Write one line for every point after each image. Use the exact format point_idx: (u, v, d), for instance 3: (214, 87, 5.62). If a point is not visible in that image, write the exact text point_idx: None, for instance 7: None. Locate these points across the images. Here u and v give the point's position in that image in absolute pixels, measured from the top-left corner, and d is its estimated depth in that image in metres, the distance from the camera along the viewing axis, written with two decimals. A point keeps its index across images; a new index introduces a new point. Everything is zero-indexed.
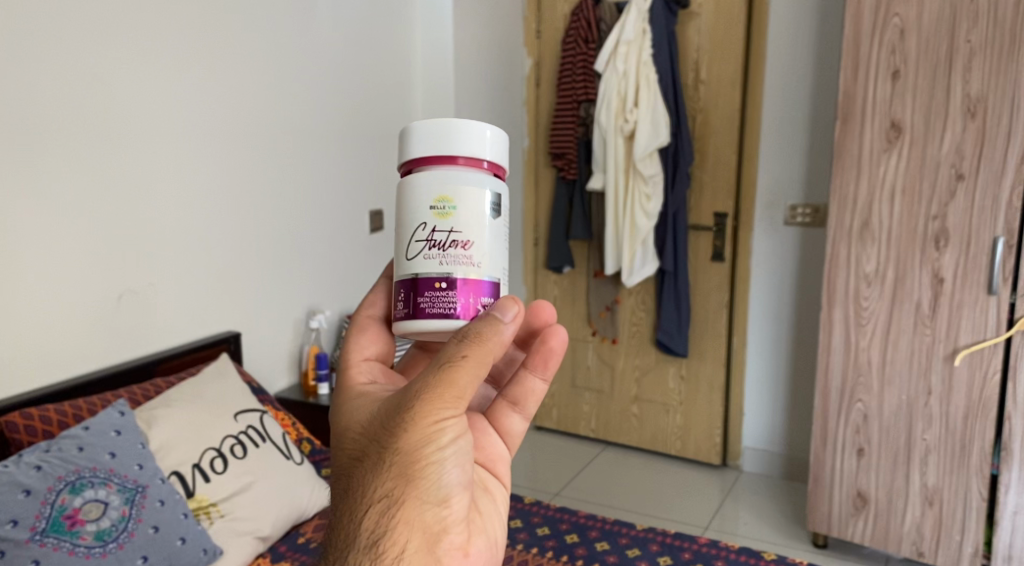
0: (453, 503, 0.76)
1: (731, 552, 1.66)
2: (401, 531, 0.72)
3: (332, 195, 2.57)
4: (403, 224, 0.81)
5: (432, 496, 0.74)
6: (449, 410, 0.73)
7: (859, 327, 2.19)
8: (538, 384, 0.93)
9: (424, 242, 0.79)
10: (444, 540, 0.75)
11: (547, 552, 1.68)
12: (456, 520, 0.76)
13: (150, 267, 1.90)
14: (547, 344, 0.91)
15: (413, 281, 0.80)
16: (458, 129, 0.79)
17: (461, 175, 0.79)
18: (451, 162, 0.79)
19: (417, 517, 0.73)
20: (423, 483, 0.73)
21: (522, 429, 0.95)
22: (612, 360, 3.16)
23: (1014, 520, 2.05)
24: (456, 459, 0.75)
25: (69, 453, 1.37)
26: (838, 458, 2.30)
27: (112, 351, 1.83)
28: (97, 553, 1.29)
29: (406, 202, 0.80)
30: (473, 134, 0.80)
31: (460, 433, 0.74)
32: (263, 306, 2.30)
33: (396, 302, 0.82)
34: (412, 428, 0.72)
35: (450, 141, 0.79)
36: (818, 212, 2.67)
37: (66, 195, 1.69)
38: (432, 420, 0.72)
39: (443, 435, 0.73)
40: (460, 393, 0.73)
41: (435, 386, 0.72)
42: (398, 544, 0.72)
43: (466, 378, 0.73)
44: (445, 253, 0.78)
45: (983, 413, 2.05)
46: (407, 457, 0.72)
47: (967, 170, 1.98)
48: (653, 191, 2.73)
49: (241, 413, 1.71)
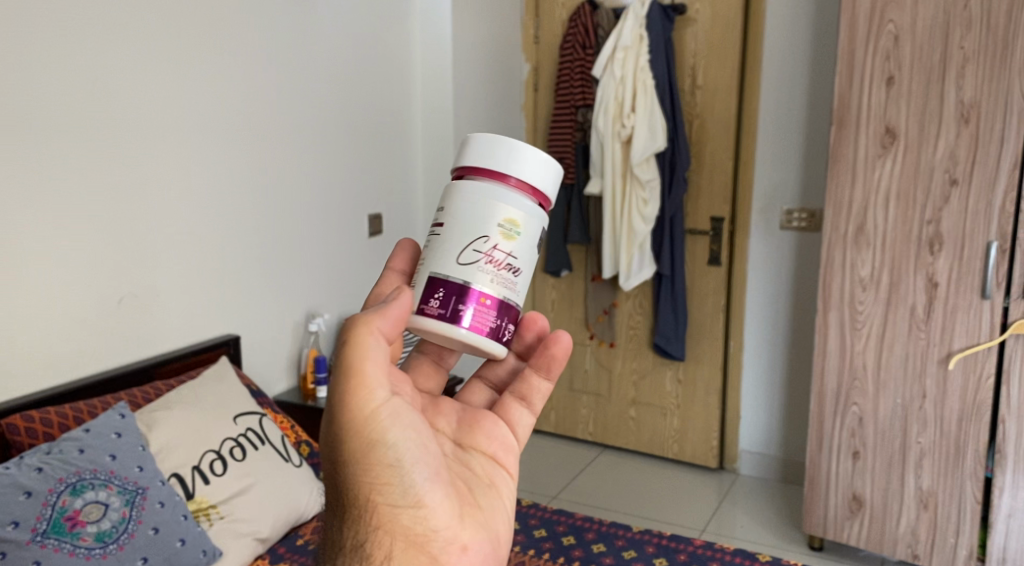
0: (428, 499, 0.76)
1: (726, 554, 1.67)
2: (379, 538, 0.74)
3: (332, 199, 2.59)
4: (459, 230, 0.80)
5: (401, 497, 0.74)
6: (376, 406, 0.73)
7: (855, 331, 2.21)
8: (544, 382, 0.93)
9: (481, 254, 0.80)
10: (431, 540, 0.75)
11: (544, 554, 1.69)
12: (439, 519, 0.76)
13: (150, 271, 1.92)
14: (551, 348, 0.93)
15: (456, 286, 0.79)
16: (524, 153, 0.82)
17: (516, 197, 0.81)
18: (505, 182, 0.81)
19: (393, 521, 0.74)
20: (387, 490, 0.73)
21: (530, 424, 0.94)
22: (609, 364, 3.18)
23: (1007, 523, 2.07)
24: (409, 454, 0.74)
25: (70, 454, 1.39)
26: (834, 462, 2.31)
27: (112, 354, 1.84)
28: (97, 554, 1.30)
29: (465, 210, 0.81)
30: (536, 162, 0.82)
31: (399, 426, 0.74)
32: (262, 310, 2.31)
33: (431, 299, 0.80)
34: (346, 436, 0.72)
35: (514, 162, 0.81)
36: (815, 216, 2.69)
37: (66, 198, 1.70)
38: (363, 422, 0.72)
39: (382, 432, 0.73)
40: (375, 387, 0.72)
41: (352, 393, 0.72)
42: (382, 548, 0.74)
43: (374, 370, 0.72)
44: (499, 273, 0.80)
45: (976, 416, 2.07)
46: (358, 465, 0.73)
47: (961, 176, 2.00)
48: (650, 195, 2.75)
49: (241, 416, 1.73)
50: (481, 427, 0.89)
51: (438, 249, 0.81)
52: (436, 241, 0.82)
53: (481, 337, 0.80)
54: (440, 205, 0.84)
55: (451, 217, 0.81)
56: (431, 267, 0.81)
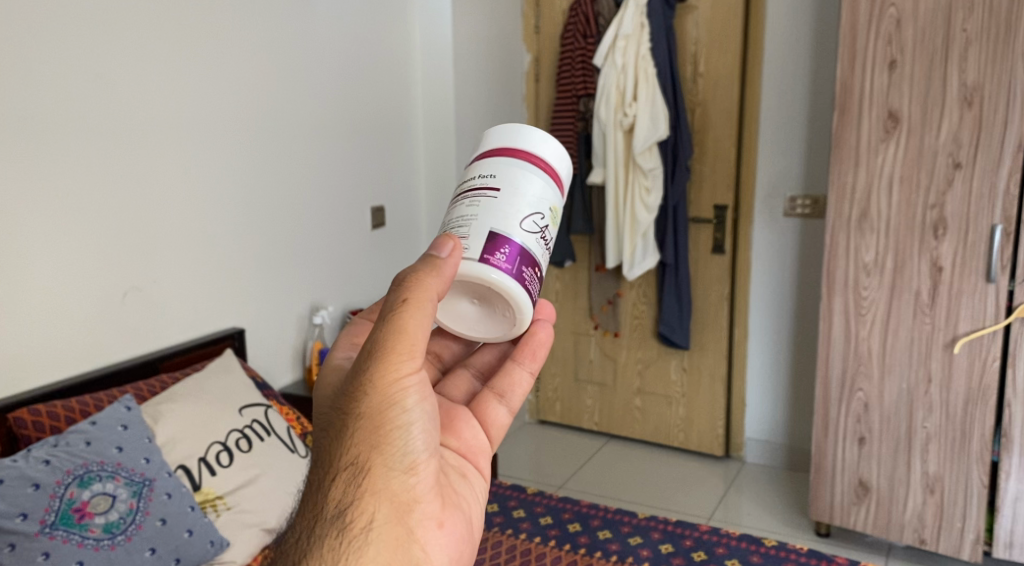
0: (421, 471, 0.75)
1: (732, 539, 1.69)
2: (367, 501, 0.72)
3: (334, 192, 2.58)
4: (515, 196, 0.82)
5: (399, 461, 0.73)
6: (412, 365, 0.72)
7: (860, 317, 2.20)
8: (525, 376, 0.96)
9: (538, 227, 0.83)
10: (414, 508, 0.75)
11: (551, 541, 1.70)
12: (425, 489, 0.75)
13: (153, 265, 1.92)
14: (534, 336, 0.95)
15: (520, 248, 0.81)
16: (529, 133, 0.87)
17: (545, 176, 0.85)
18: (541, 170, 0.86)
19: (384, 485, 0.73)
20: (387, 450, 0.72)
21: (507, 420, 0.95)
22: (614, 354, 3.18)
23: (1014, 506, 2.07)
24: (423, 423, 0.74)
25: (77, 447, 1.40)
26: (839, 448, 2.31)
27: (117, 348, 1.85)
28: (106, 545, 1.31)
29: (515, 181, 0.83)
30: (544, 142, 0.87)
31: (422, 394, 0.74)
32: (265, 303, 2.32)
33: (497, 253, 0.79)
34: (370, 389, 0.71)
35: (521, 137, 0.86)
36: (819, 203, 2.68)
37: (69, 195, 1.71)
38: (391, 380, 0.71)
39: (406, 395, 0.72)
40: (419, 344, 0.72)
41: (386, 342, 0.71)
42: (365, 513, 0.72)
43: (420, 330, 0.72)
44: (543, 244, 0.84)
45: (982, 399, 2.06)
46: (371, 421, 0.72)
47: (964, 159, 1.99)
48: (652, 184, 2.74)
49: (247, 407, 1.73)
50: (457, 427, 0.89)
51: (497, 205, 0.81)
52: (495, 200, 0.82)
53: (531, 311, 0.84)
54: (477, 174, 0.85)
55: (504, 182, 0.83)
56: (490, 221, 0.80)
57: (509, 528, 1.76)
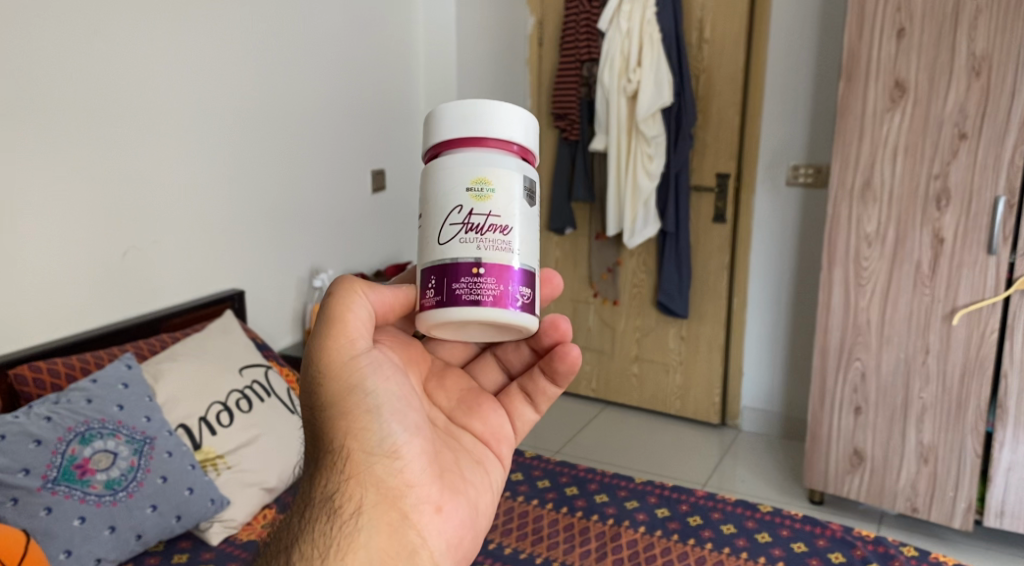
0: (404, 453, 0.86)
1: (728, 505, 1.71)
2: (353, 488, 0.84)
3: (334, 155, 2.56)
4: (433, 206, 0.84)
5: (377, 447, 0.85)
6: (355, 355, 0.84)
7: (859, 287, 2.20)
8: (551, 388, 1.00)
9: (459, 225, 0.82)
10: (402, 490, 0.86)
11: (549, 504, 1.72)
12: (409, 472, 0.86)
13: (153, 225, 1.91)
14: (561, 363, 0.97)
15: (445, 269, 0.82)
16: (431, 121, 0.86)
17: (450, 159, 0.83)
18: (447, 153, 0.84)
19: (367, 470, 0.84)
20: (362, 438, 0.84)
21: (534, 418, 1.03)
22: (612, 322, 3.18)
23: (1007, 476, 2.09)
24: (389, 405, 0.86)
25: (78, 404, 1.40)
26: (836, 416, 2.33)
27: (117, 308, 1.84)
28: (107, 501, 1.33)
29: (429, 192, 0.84)
30: (441, 118, 0.84)
31: (381, 374, 0.86)
32: (265, 265, 2.31)
33: (427, 291, 0.83)
34: (327, 380, 0.84)
35: (428, 133, 0.86)
36: (821, 172, 2.66)
37: (67, 153, 1.69)
38: (342, 369, 0.84)
39: (363, 382, 0.84)
40: (358, 336, 0.84)
41: (329, 342, 0.83)
42: (353, 499, 0.84)
43: (357, 325, 0.84)
44: (482, 236, 0.82)
45: (980, 370, 2.07)
46: (335, 408, 0.84)
47: (970, 129, 1.97)
48: (655, 151, 2.73)
49: (246, 367, 1.73)
50: (481, 413, 0.99)
51: (424, 238, 0.85)
52: (426, 219, 0.85)
53: (508, 313, 0.82)
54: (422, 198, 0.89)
55: (425, 199, 0.85)
56: (423, 258, 0.84)
57: (508, 490, 1.77)
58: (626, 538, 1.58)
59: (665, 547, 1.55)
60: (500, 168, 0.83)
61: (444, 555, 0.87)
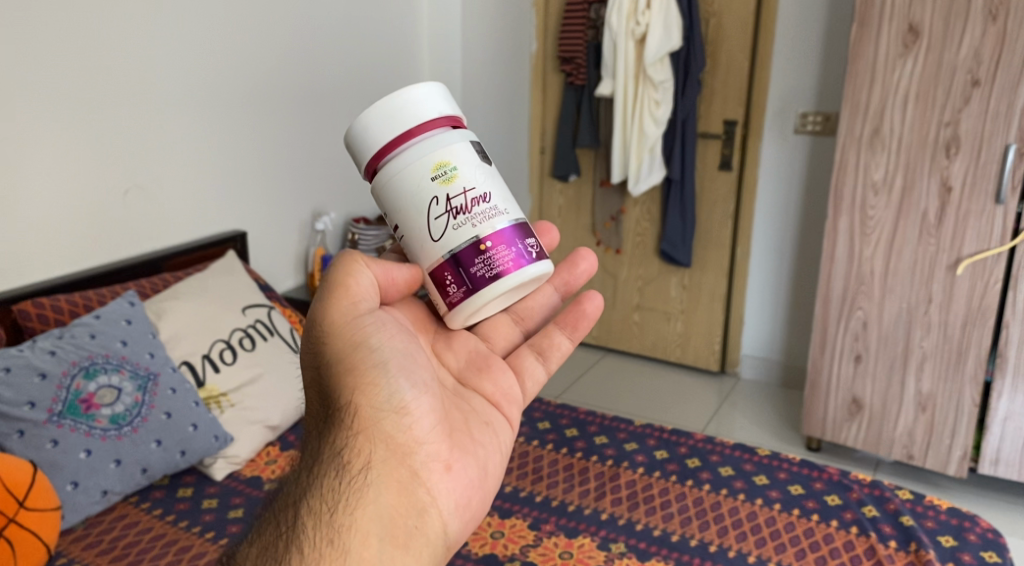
0: (412, 410, 0.86)
1: (726, 448, 1.73)
2: (362, 443, 0.83)
3: (336, 96, 2.52)
4: (406, 209, 0.86)
5: (385, 402, 0.85)
6: (359, 315, 0.87)
7: (864, 236, 2.19)
8: (563, 341, 1.05)
9: (445, 214, 0.85)
10: (410, 447, 0.85)
11: (549, 445, 1.74)
12: (417, 429, 0.86)
13: (154, 164, 1.89)
14: (579, 310, 1.07)
15: (456, 259, 0.85)
16: (353, 139, 0.87)
17: (392, 161, 0.85)
18: (385, 158, 0.86)
19: (376, 424, 0.84)
20: (369, 393, 0.85)
21: (542, 379, 1.05)
22: (615, 270, 3.17)
23: (1003, 425, 2.12)
24: (396, 361, 0.87)
25: (82, 339, 1.41)
26: (836, 365, 2.34)
27: (119, 246, 1.84)
28: (112, 436, 1.36)
29: (388, 199, 0.86)
30: (362, 130, 0.86)
31: (385, 333, 0.88)
32: (266, 207, 2.29)
33: (451, 287, 0.86)
34: (333, 338, 0.86)
35: (356, 151, 0.88)
36: (830, 120, 2.62)
37: (67, 88, 1.66)
38: (347, 325, 0.87)
39: (368, 338, 0.87)
40: (362, 297, 0.88)
41: (332, 302, 0.87)
42: (362, 455, 0.83)
43: (359, 287, 0.88)
44: (471, 213, 0.85)
45: (981, 320, 2.07)
46: (342, 365, 0.86)
47: (983, 76, 1.93)
48: (662, 97, 2.68)
49: (249, 307, 1.73)
50: (491, 373, 1.00)
51: (414, 243, 0.87)
52: (406, 225, 0.87)
53: (533, 268, 0.87)
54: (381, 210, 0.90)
55: (388, 205, 0.87)
56: (424, 256, 0.87)
57: None
58: (625, 479, 1.61)
59: (663, 488, 1.58)
60: (446, 146, 0.85)
61: (453, 515, 0.85)
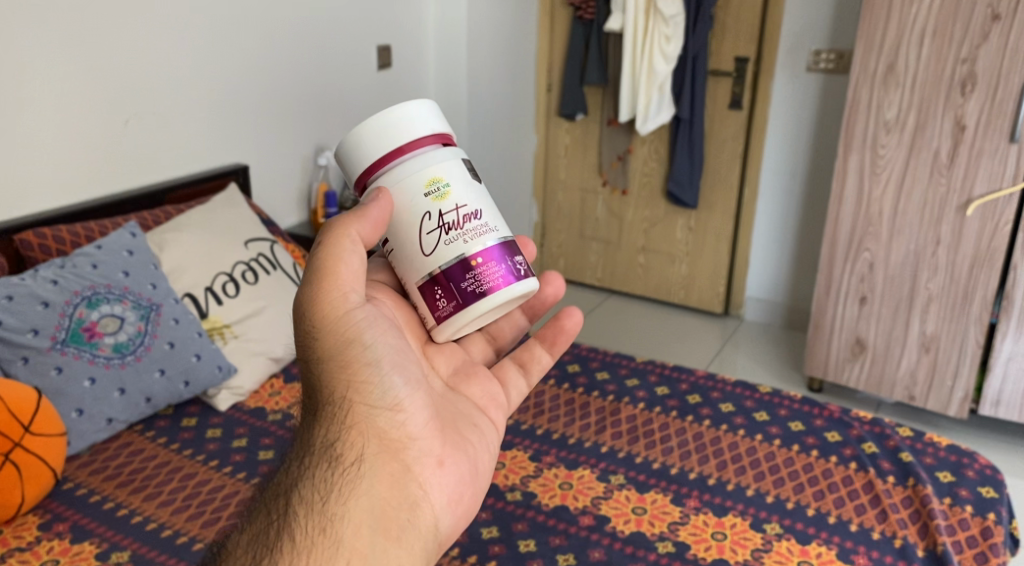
0: (406, 407, 0.78)
1: (728, 385, 1.73)
2: (355, 435, 0.76)
3: (338, 29, 2.46)
4: (395, 228, 0.78)
5: (379, 398, 0.77)
6: (350, 309, 0.77)
7: (874, 176, 2.15)
8: (544, 358, 1.00)
9: (437, 229, 0.77)
10: (403, 443, 0.77)
11: (551, 380, 1.75)
12: (411, 425, 0.78)
13: (155, 94, 1.86)
14: (561, 324, 1.02)
15: (444, 274, 0.78)
16: (342, 151, 0.80)
17: (383, 178, 0.78)
18: (375, 174, 0.79)
19: (368, 420, 0.77)
20: (362, 388, 0.77)
21: (523, 391, 0.98)
22: (621, 212, 3.14)
23: (1006, 368, 2.12)
24: (389, 357, 0.79)
25: (83, 269, 1.40)
26: (840, 306, 2.33)
27: (120, 177, 1.82)
28: (116, 364, 1.37)
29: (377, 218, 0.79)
30: (351, 144, 0.79)
31: (379, 327, 0.79)
32: (268, 142, 2.26)
33: (438, 303, 0.79)
34: (322, 332, 0.77)
35: (345, 166, 0.81)
36: (843, 57, 2.56)
37: (64, 12, 1.62)
38: (337, 320, 0.77)
39: (360, 333, 0.78)
40: (351, 287, 0.78)
41: (320, 293, 0.76)
42: (354, 448, 0.75)
43: (349, 275, 0.77)
44: (462, 230, 0.77)
45: (988, 262, 2.05)
46: (333, 359, 0.77)
47: (1004, 11, 1.87)
48: (673, 32, 2.61)
49: (252, 241, 1.72)
50: (476, 378, 0.92)
51: (404, 258, 0.80)
52: (396, 243, 0.79)
53: (523, 283, 0.81)
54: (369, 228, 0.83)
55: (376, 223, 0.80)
56: (413, 274, 0.79)
57: None
58: (626, 413, 1.62)
59: (663, 423, 1.59)
60: (441, 164, 0.78)
61: (447, 512, 0.77)
